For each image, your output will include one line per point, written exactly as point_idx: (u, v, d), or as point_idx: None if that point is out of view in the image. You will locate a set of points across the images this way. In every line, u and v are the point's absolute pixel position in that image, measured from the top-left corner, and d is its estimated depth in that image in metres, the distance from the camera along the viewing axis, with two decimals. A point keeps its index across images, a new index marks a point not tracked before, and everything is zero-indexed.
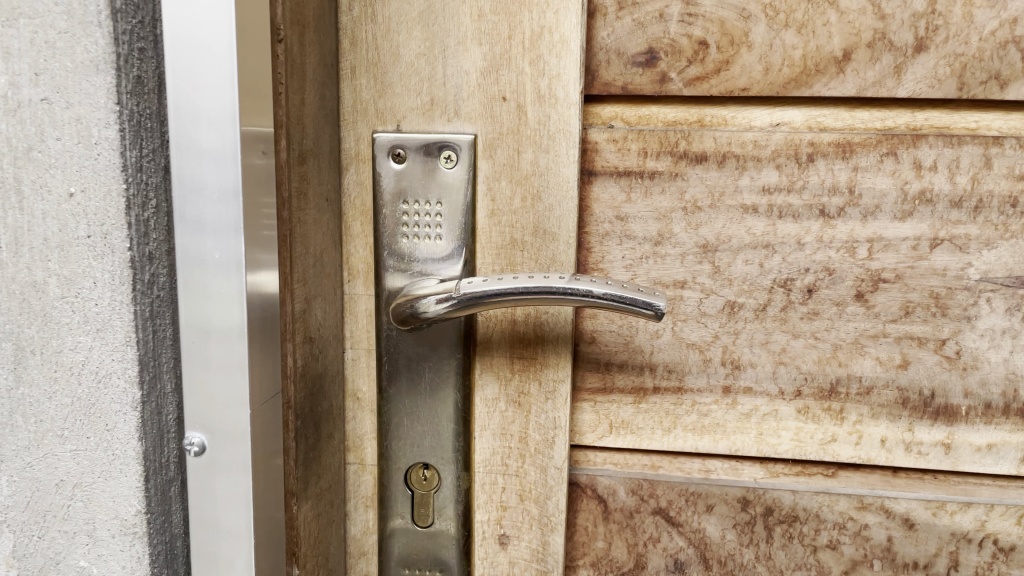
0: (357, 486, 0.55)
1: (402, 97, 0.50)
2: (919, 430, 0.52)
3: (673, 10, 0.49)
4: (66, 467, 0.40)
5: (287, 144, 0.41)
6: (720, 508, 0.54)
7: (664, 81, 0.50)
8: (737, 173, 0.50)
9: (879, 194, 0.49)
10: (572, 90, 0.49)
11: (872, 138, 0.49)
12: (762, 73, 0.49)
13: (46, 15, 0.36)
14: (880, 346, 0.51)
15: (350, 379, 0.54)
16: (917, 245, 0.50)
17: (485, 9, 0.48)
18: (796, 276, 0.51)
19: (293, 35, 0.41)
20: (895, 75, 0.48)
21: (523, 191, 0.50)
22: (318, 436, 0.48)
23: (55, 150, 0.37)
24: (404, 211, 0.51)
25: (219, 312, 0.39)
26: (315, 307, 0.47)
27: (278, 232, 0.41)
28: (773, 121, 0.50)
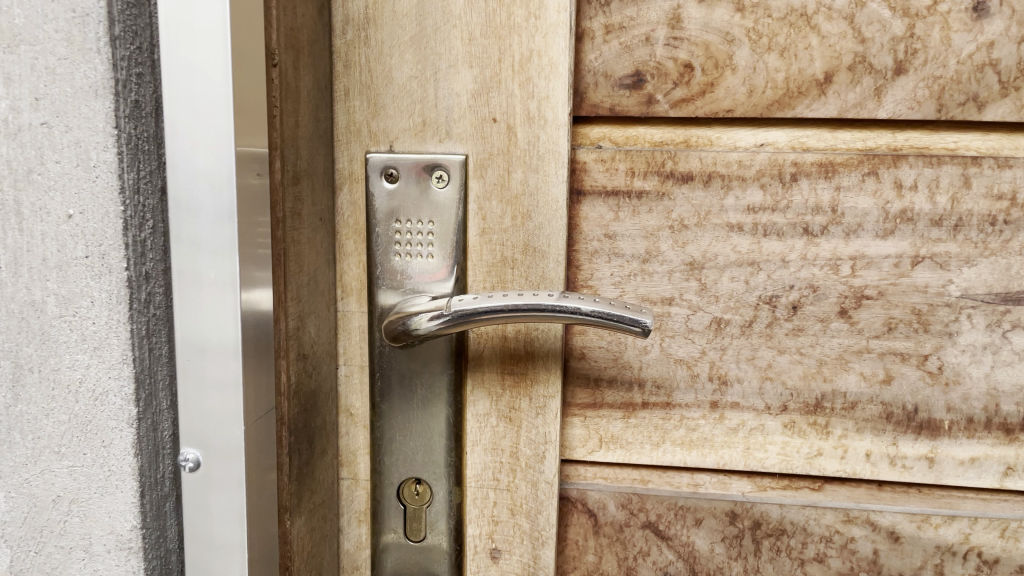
0: (350, 501, 0.56)
1: (394, 119, 0.51)
2: (903, 444, 0.53)
3: (659, 34, 0.50)
4: (63, 483, 0.41)
5: (282, 165, 0.41)
6: (709, 522, 0.55)
7: (651, 103, 0.51)
8: (723, 192, 0.51)
9: (861, 213, 0.50)
10: (561, 111, 0.50)
11: (854, 158, 0.50)
12: (746, 96, 0.50)
13: (46, 42, 0.37)
14: (864, 361, 0.52)
15: (344, 396, 0.55)
16: (899, 262, 0.51)
17: (475, 33, 0.50)
18: (781, 293, 0.52)
19: (289, 59, 0.42)
20: (875, 97, 0.49)
21: (513, 210, 0.51)
22: (312, 452, 0.49)
23: (54, 172, 0.38)
24: (397, 229, 0.52)
25: (214, 330, 0.40)
26: (309, 325, 0.48)
27: (272, 252, 0.42)
28: (757, 142, 0.51)
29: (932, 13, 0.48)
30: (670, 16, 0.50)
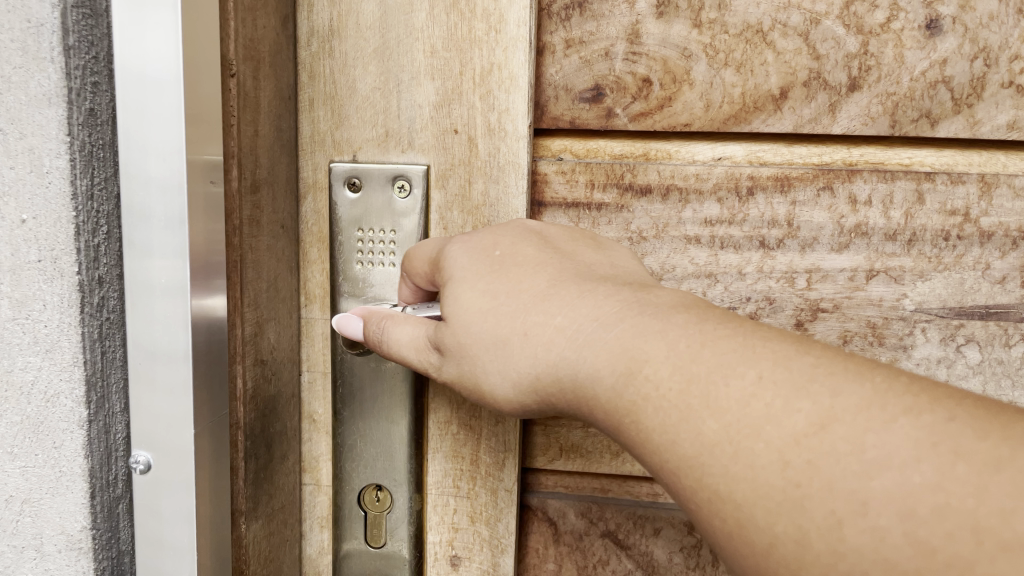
0: (312, 507, 0.56)
1: (357, 129, 0.52)
2: None
3: (618, 49, 0.51)
4: (16, 482, 0.42)
5: (239, 173, 0.42)
6: (667, 532, 0.56)
7: (610, 116, 0.52)
8: (680, 205, 0.52)
9: (817, 227, 0.51)
10: (520, 124, 0.50)
11: (809, 173, 0.51)
12: (703, 110, 0.51)
13: (2, 51, 0.38)
14: None
15: (307, 402, 0.55)
16: (854, 276, 0.51)
17: (437, 46, 0.50)
18: (738, 306, 0.52)
19: (248, 70, 0.43)
20: (829, 113, 0.50)
21: (474, 220, 0.52)
22: (270, 457, 0.50)
23: (9, 179, 0.39)
24: (359, 236, 0.53)
25: (165, 335, 0.41)
26: (268, 332, 0.48)
27: (226, 258, 0.42)
28: (714, 155, 0.52)
29: (886, 30, 0.49)
30: (629, 31, 0.50)
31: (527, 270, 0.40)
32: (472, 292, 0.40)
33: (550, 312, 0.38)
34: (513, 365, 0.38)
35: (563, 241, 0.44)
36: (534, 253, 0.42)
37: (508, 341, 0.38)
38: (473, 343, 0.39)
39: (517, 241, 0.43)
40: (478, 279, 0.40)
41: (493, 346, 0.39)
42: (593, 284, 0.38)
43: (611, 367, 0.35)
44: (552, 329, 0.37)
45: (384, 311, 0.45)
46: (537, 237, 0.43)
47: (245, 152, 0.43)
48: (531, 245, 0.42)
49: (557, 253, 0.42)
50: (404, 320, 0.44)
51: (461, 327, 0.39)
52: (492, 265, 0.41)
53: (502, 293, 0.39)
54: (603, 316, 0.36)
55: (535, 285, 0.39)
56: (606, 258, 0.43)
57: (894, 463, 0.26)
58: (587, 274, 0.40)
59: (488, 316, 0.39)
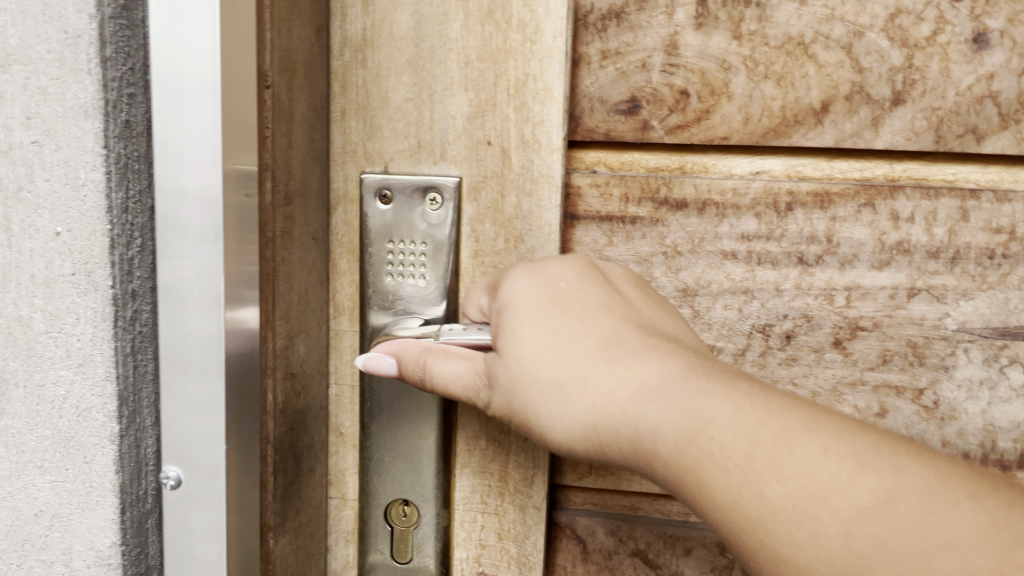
0: (338, 521, 0.56)
1: (389, 140, 0.52)
2: None
3: (655, 60, 0.50)
4: (45, 497, 0.41)
5: (273, 186, 0.42)
6: (698, 552, 0.55)
7: (646, 129, 0.51)
8: (717, 220, 0.51)
9: (857, 243, 0.50)
10: (555, 136, 0.50)
11: (850, 189, 0.49)
12: (742, 124, 0.50)
13: (38, 62, 0.38)
14: (858, 394, 0.51)
15: (334, 415, 0.55)
16: (895, 294, 0.50)
17: (472, 57, 0.50)
18: (775, 323, 0.51)
19: (283, 81, 0.43)
20: (872, 127, 0.49)
21: (506, 233, 0.51)
22: (298, 471, 0.49)
23: (43, 191, 0.39)
24: (390, 248, 0.52)
25: (198, 350, 0.40)
26: (299, 344, 0.48)
27: (259, 271, 0.42)
28: (752, 170, 0.51)
29: (931, 44, 0.48)
30: (666, 43, 0.49)
31: (591, 312, 0.40)
32: (533, 326, 0.39)
33: (612, 361, 0.37)
34: (567, 411, 0.38)
35: (624, 289, 0.44)
36: (599, 296, 0.41)
37: (565, 384, 0.38)
38: (528, 382, 0.39)
39: (582, 280, 0.42)
40: (540, 314, 0.40)
41: (549, 388, 0.38)
42: (658, 342, 0.38)
43: (675, 424, 0.34)
44: (614, 379, 0.37)
45: (420, 345, 0.44)
46: (600, 280, 0.43)
47: (279, 164, 0.43)
48: (597, 286, 0.42)
49: (621, 301, 0.42)
50: (457, 362, 0.43)
51: (517, 363, 0.39)
52: (557, 301, 0.40)
53: (564, 333, 0.39)
54: (666, 374, 0.36)
55: (599, 331, 0.39)
56: (666, 317, 0.43)
57: (958, 547, 0.28)
58: (650, 330, 0.40)
59: (547, 355, 0.38)
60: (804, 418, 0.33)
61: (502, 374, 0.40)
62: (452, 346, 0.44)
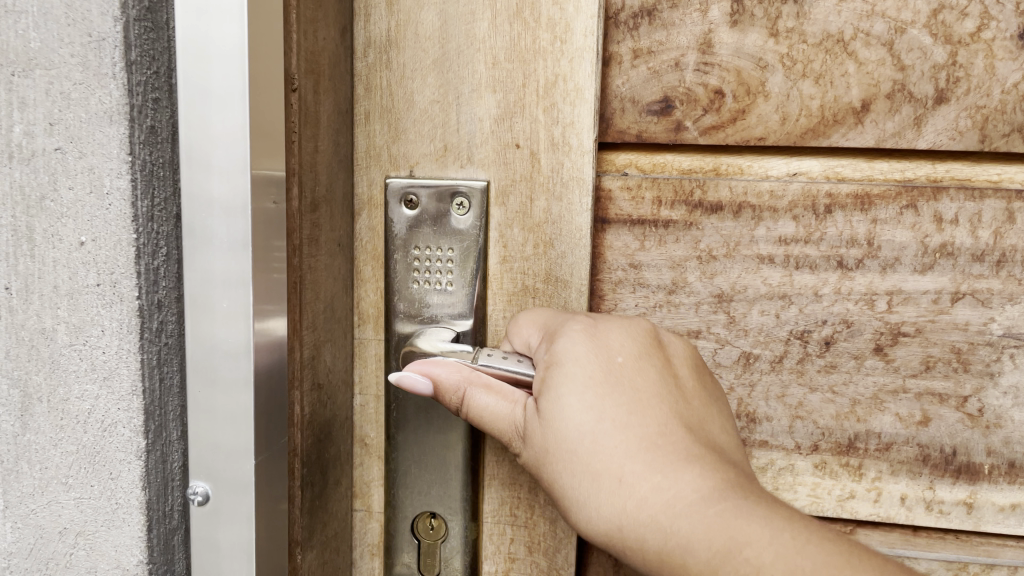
0: (364, 534, 0.55)
1: (415, 144, 0.50)
2: (940, 488, 0.50)
3: (689, 59, 0.48)
4: (70, 514, 0.40)
5: (299, 192, 0.41)
6: None
7: (680, 130, 0.49)
8: (754, 223, 0.49)
9: (899, 246, 0.48)
10: (586, 138, 0.48)
11: (891, 190, 0.48)
12: (779, 124, 0.48)
13: (61, 66, 0.36)
14: (900, 401, 0.50)
15: (358, 425, 0.53)
16: (938, 298, 0.48)
17: (500, 57, 0.48)
18: (813, 328, 0.50)
19: (309, 84, 0.41)
20: (914, 126, 0.47)
21: (535, 238, 0.50)
22: (325, 484, 0.48)
23: (67, 199, 0.37)
24: (416, 255, 0.51)
25: (226, 362, 0.39)
26: (325, 355, 0.46)
27: (288, 279, 0.40)
28: (790, 171, 0.49)
29: (976, 40, 0.46)
30: (700, 41, 0.48)
31: (641, 399, 0.39)
32: (578, 402, 0.38)
33: (652, 466, 0.36)
34: (595, 498, 0.37)
35: (678, 371, 0.42)
36: (655, 383, 0.40)
37: (599, 473, 0.37)
38: (561, 455, 0.38)
39: (640, 356, 0.41)
40: (589, 388, 0.39)
41: (581, 470, 0.38)
42: (703, 453, 0.37)
43: (708, 544, 0.34)
44: (649, 484, 0.36)
45: (459, 372, 0.42)
46: (657, 357, 0.41)
47: (305, 169, 0.41)
48: (655, 370, 0.40)
49: (675, 389, 0.40)
50: (497, 400, 0.42)
51: (553, 436, 0.38)
52: (610, 378, 0.39)
53: (610, 420, 0.38)
54: (705, 492, 0.35)
55: (646, 427, 0.38)
56: (713, 413, 0.42)
57: None
58: (697, 434, 0.39)
59: (587, 437, 0.38)
60: (841, 551, 0.33)
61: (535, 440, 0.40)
62: (491, 378, 0.42)
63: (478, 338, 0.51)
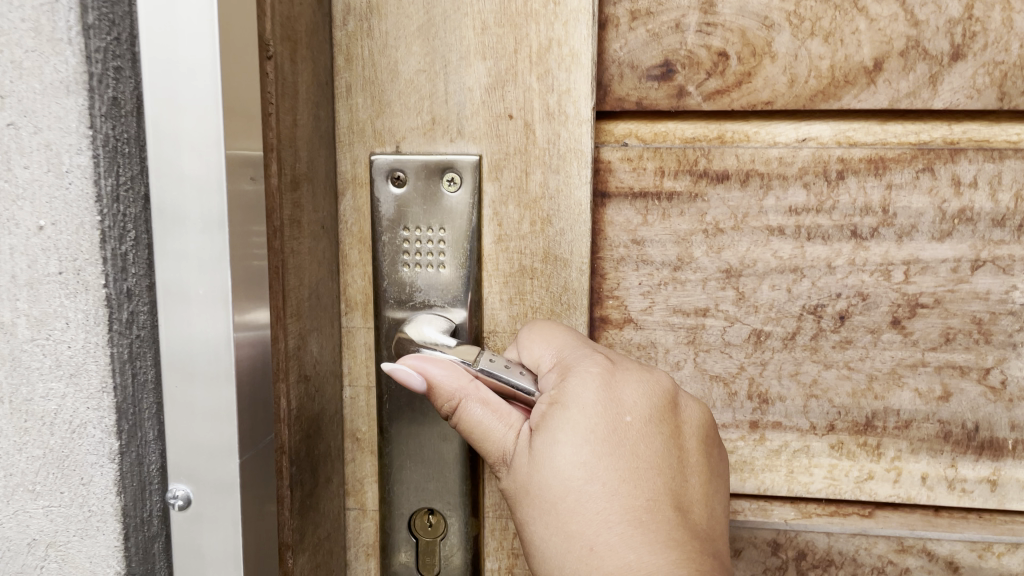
0: (358, 533, 0.52)
1: (401, 117, 0.47)
2: (963, 466, 0.48)
3: (690, 20, 0.45)
4: (39, 525, 0.37)
5: (279, 168, 0.37)
6: (749, 553, 0.50)
7: (682, 95, 0.46)
8: (762, 192, 0.47)
9: (916, 213, 0.46)
10: (583, 106, 0.45)
11: (906, 153, 0.45)
12: (786, 86, 0.46)
13: (10, 32, 0.33)
14: (919, 376, 0.47)
15: (349, 419, 0.50)
16: (957, 267, 0.46)
17: (489, 22, 0.45)
18: (827, 303, 0.47)
19: (286, 51, 0.38)
20: (930, 85, 0.45)
21: (532, 215, 0.47)
22: (315, 482, 0.45)
23: (23, 179, 0.34)
24: (405, 237, 0.47)
25: (204, 354, 0.35)
26: (311, 344, 0.43)
27: (269, 262, 0.37)
28: (799, 136, 0.47)
29: None
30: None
31: (636, 468, 0.37)
32: (570, 458, 0.37)
33: (628, 541, 0.35)
34: (563, 557, 0.37)
35: (687, 440, 0.40)
36: (657, 455, 0.38)
37: (574, 534, 0.36)
38: (540, 505, 0.37)
39: (650, 418, 0.39)
40: (588, 443, 0.37)
41: (556, 524, 0.37)
42: (683, 539, 0.36)
43: None
44: (620, 561, 0.35)
45: (457, 378, 0.41)
46: (669, 423, 0.40)
47: (283, 142, 0.38)
48: (661, 439, 0.39)
49: (678, 463, 0.39)
50: (492, 419, 0.40)
51: (536, 484, 0.37)
52: (612, 439, 0.38)
53: (599, 482, 0.37)
54: None
55: (633, 500, 0.37)
56: (710, 491, 0.40)
57: None
58: (685, 518, 0.37)
59: (571, 494, 0.37)
60: None
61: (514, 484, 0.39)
62: (489, 392, 0.41)
63: (474, 325, 0.48)
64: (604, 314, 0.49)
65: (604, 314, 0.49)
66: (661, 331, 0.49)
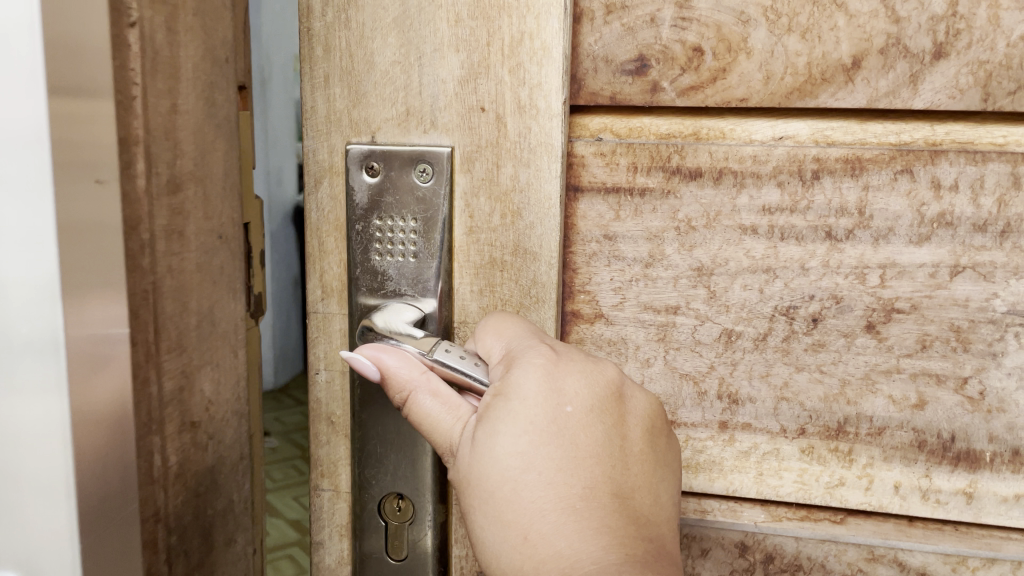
0: (332, 514, 0.53)
1: (377, 108, 0.48)
2: (938, 477, 0.47)
3: (665, 14, 0.45)
4: None
5: (149, 169, 0.33)
6: (716, 553, 0.50)
7: (656, 91, 0.46)
8: (735, 190, 0.46)
9: (893, 216, 0.44)
10: (554, 100, 0.45)
11: (885, 154, 0.44)
12: (762, 83, 0.45)
13: None
14: (893, 383, 0.46)
15: (325, 402, 0.52)
16: (936, 272, 0.45)
17: (462, 14, 0.45)
18: (800, 304, 0.46)
19: (159, 19, 0.34)
20: (910, 85, 0.43)
21: (503, 208, 0.47)
22: (207, 545, 0.41)
23: None
24: (378, 226, 0.48)
25: (31, 406, 0.29)
26: (197, 384, 0.39)
27: (136, 290, 0.33)
28: (776, 134, 0.46)
29: None
30: None
31: (574, 456, 0.39)
32: (508, 449, 0.39)
33: (561, 530, 0.37)
34: (501, 546, 0.38)
35: (632, 429, 0.41)
36: (598, 444, 0.39)
37: (510, 523, 0.38)
38: (480, 494, 0.39)
39: (592, 408, 0.40)
40: (526, 433, 0.39)
41: (496, 514, 0.39)
42: (619, 525, 0.37)
43: None
44: (552, 549, 0.37)
45: (410, 368, 0.42)
46: (612, 411, 0.40)
47: (157, 136, 0.34)
48: (602, 427, 0.40)
49: (620, 450, 0.40)
50: (441, 410, 0.41)
51: (477, 476, 0.39)
52: (551, 429, 0.39)
53: (535, 472, 0.38)
54: (603, 565, 0.35)
55: (570, 488, 0.38)
56: (656, 478, 0.41)
57: None
58: (625, 504, 0.38)
59: (509, 484, 0.38)
60: None
61: (460, 476, 0.40)
62: (440, 384, 0.42)
63: (444, 316, 0.49)
64: (575, 309, 0.49)
65: (575, 308, 0.49)
66: (632, 327, 0.49)
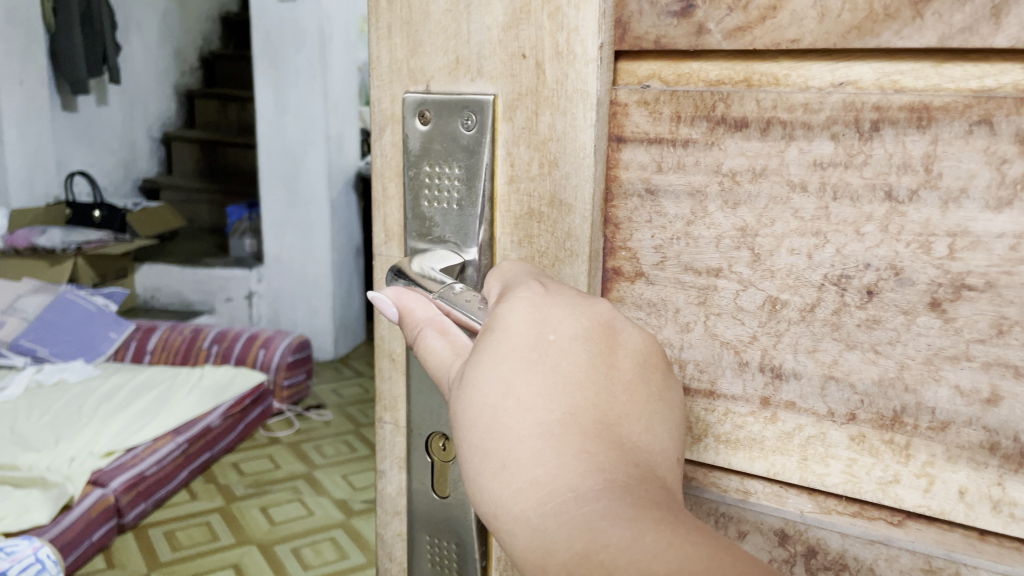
0: (392, 445, 0.57)
1: (430, 57, 0.49)
2: (1013, 488, 0.40)
3: None
4: None
5: None
6: (754, 538, 0.47)
7: (701, 33, 0.43)
8: (784, 143, 0.41)
9: (966, 174, 0.38)
10: (591, 45, 0.44)
11: (958, 102, 0.38)
12: (817, 21, 0.40)
13: None
14: (961, 371, 0.40)
15: (388, 340, 0.55)
16: (1017, 245, 0.38)
17: None
18: (854, 274, 0.41)
19: None
20: (991, 19, 0.36)
21: (541, 157, 0.46)
22: None
23: None
24: (428, 173, 0.50)
25: None
26: None
27: None
28: (835, 80, 0.41)
29: None
30: None
31: (556, 383, 0.37)
32: (489, 377, 0.38)
33: (537, 456, 0.36)
34: (479, 476, 0.37)
35: (623, 360, 0.40)
36: (582, 370, 0.38)
37: (488, 451, 0.37)
38: (463, 422, 0.38)
39: (577, 337, 0.39)
40: (507, 360, 0.38)
41: (475, 443, 0.38)
42: (600, 451, 0.36)
43: (568, 545, 0.33)
44: (528, 476, 0.36)
45: (426, 311, 0.44)
46: (600, 340, 0.39)
47: None
48: (587, 355, 0.39)
49: (607, 376, 0.39)
50: (447, 348, 0.42)
51: (461, 405, 0.39)
52: (532, 355, 0.38)
53: (513, 399, 0.37)
54: (580, 492, 0.35)
55: (549, 414, 0.37)
56: (649, 410, 0.40)
57: None
58: (609, 431, 0.37)
59: (488, 411, 0.37)
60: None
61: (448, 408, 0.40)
62: (449, 324, 0.43)
63: (485, 265, 0.49)
64: (616, 266, 0.47)
65: (616, 265, 0.47)
66: (672, 289, 0.46)
